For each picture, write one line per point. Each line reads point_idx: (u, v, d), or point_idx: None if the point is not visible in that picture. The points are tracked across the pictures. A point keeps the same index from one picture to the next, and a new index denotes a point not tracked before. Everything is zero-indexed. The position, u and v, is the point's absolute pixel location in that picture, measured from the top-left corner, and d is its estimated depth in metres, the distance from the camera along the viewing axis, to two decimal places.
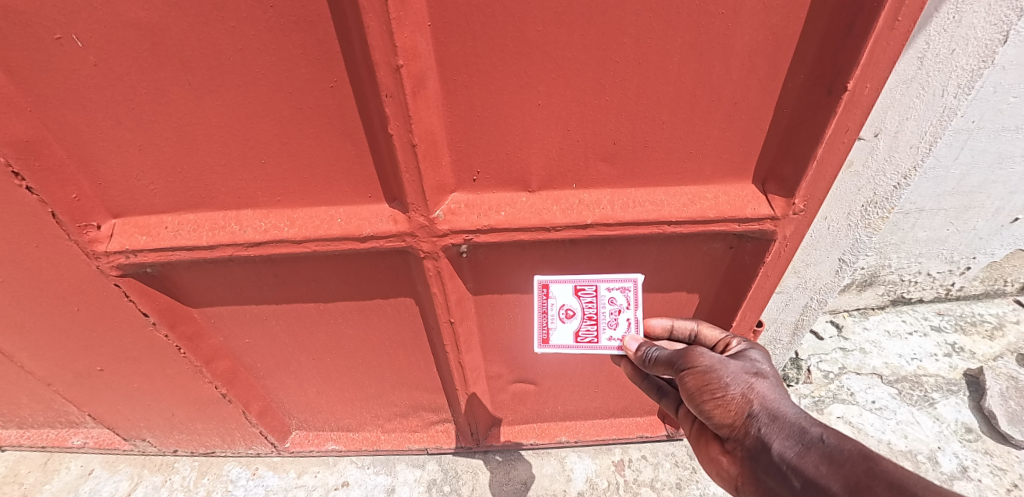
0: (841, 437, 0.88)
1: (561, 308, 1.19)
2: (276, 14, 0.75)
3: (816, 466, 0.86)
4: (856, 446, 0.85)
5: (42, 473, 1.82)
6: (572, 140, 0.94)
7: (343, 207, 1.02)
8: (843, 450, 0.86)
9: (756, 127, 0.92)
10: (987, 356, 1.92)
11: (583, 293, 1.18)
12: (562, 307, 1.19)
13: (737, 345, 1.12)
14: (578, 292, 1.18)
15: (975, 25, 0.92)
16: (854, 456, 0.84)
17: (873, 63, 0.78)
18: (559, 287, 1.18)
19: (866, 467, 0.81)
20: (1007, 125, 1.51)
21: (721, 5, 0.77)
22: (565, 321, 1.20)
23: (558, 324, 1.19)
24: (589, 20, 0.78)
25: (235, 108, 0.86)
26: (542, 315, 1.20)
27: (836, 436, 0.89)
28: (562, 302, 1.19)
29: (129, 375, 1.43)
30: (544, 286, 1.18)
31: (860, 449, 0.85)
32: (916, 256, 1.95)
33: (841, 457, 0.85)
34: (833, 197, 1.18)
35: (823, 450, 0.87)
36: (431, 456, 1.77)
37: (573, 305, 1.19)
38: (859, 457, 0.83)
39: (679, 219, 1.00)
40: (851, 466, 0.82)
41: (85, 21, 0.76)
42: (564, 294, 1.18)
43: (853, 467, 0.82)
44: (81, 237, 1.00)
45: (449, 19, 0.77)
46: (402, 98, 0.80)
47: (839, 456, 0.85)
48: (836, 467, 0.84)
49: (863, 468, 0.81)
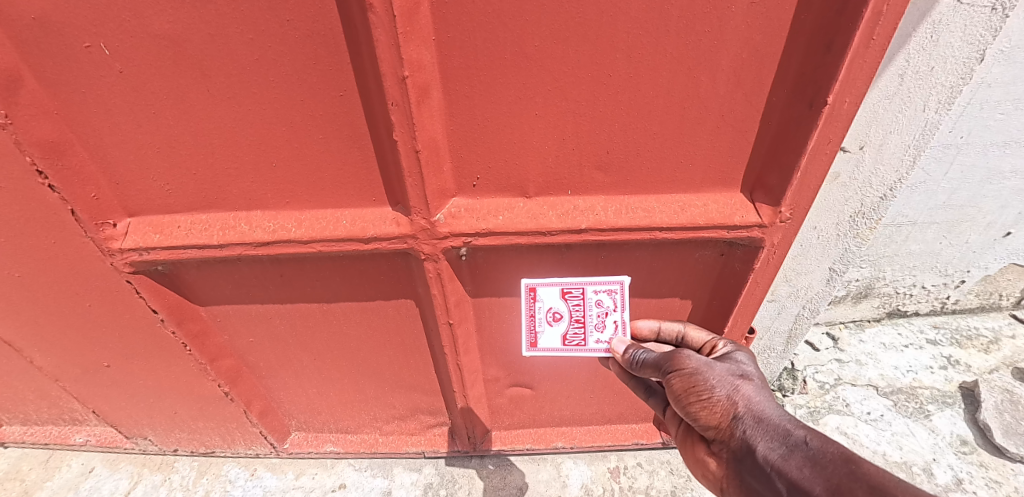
0: (825, 440, 0.91)
1: (549, 311, 1.22)
2: (292, 28, 0.80)
3: (800, 469, 0.89)
4: (838, 449, 0.88)
5: (44, 470, 1.84)
6: (568, 148, 0.98)
7: (348, 209, 1.06)
8: (825, 452, 0.89)
9: (743, 139, 0.97)
10: (983, 369, 1.93)
11: (570, 296, 1.21)
12: (549, 310, 1.22)
13: (723, 348, 1.16)
14: (565, 295, 1.21)
15: (952, 44, 0.96)
16: (836, 459, 0.87)
17: (851, 80, 0.83)
18: (546, 290, 1.20)
19: (848, 470, 0.84)
20: (995, 141, 1.54)
21: (707, 24, 0.82)
22: (553, 324, 1.22)
23: (545, 327, 1.22)
24: (583, 36, 0.84)
25: (249, 113, 0.91)
26: (530, 318, 1.23)
27: (819, 439, 0.91)
28: (550, 305, 1.22)
29: (134, 372, 1.46)
30: (531, 289, 1.20)
31: (842, 451, 0.88)
32: (910, 269, 1.97)
33: (824, 459, 0.87)
34: (820, 207, 1.22)
35: (806, 453, 0.90)
36: (428, 459, 1.79)
37: (561, 308, 1.22)
38: (841, 460, 0.86)
39: (671, 225, 1.04)
40: (834, 469, 0.85)
41: (115, 32, 0.82)
42: (551, 297, 1.21)
43: (835, 469, 0.85)
44: (98, 234, 1.05)
45: (452, 34, 0.82)
46: (407, 107, 0.85)
47: (822, 459, 0.88)
48: (819, 469, 0.87)
49: (846, 471, 0.84)
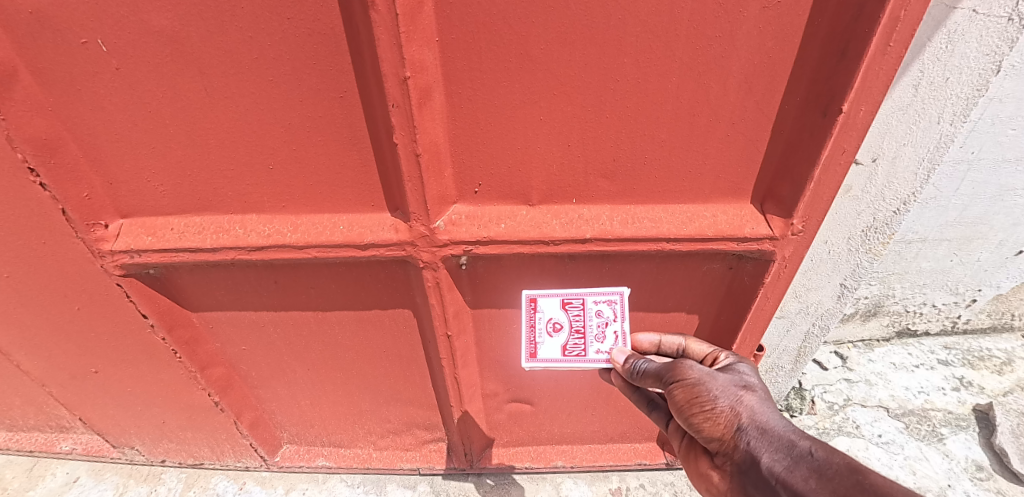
0: (830, 450, 0.86)
1: (549, 322, 1.19)
2: (292, 26, 0.78)
3: (804, 481, 0.84)
4: (845, 460, 0.84)
5: (26, 479, 1.79)
6: (573, 156, 0.96)
7: (346, 215, 1.04)
8: (831, 463, 0.84)
9: (755, 148, 0.94)
10: (997, 392, 1.87)
11: (570, 306, 1.18)
12: (550, 321, 1.19)
13: (724, 359, 1.12)
14: (566, 306, 1.18)
15: (968, 55, 0.94)
16: (842, 469, 0.82)
17: (866, 87, 0.80)
18: (547, 300, 1.18)
19: (855, 481, 0.79)
20: (1007, 157, 1.51)
21: (718, 28, 0.80)
22: (552, 336, 1.19)
23: (545, 338, 1.19)
24: (590, 40, 0.81)
25: (247, 113, 0.89)
26: (529, 329, 1.19)
27: (825, 449, 0.87)
28: (550, 316, 1.19)
29: (123, 379, 1.42)
30: (532, 300, 1.18)
31: (849, 462, 0.83)
32: (921, 286, 1.93)
33: (830, 470, 0.83)
34: (832, 220, 1.20)
35: (811, 464, 0.86)
36: (422, 477, 1.73)
37: (561, 319, 1.19)
38: (848, 470, 0.82)
39: (679, 236, 1.01)
40: (840, 480, 0.81)
41: (112, 28, 0.80)
42: (552, 307, 1.18)
43: (841, 480, 0.80)
44: (88, 235, 1.03)
45: (456, 35, 0.80)
46: (408, 109, 0.82)
47: (827, 470, 0.83)
48: (825, 481, 0.82)
49: (852, 482, 0.79)
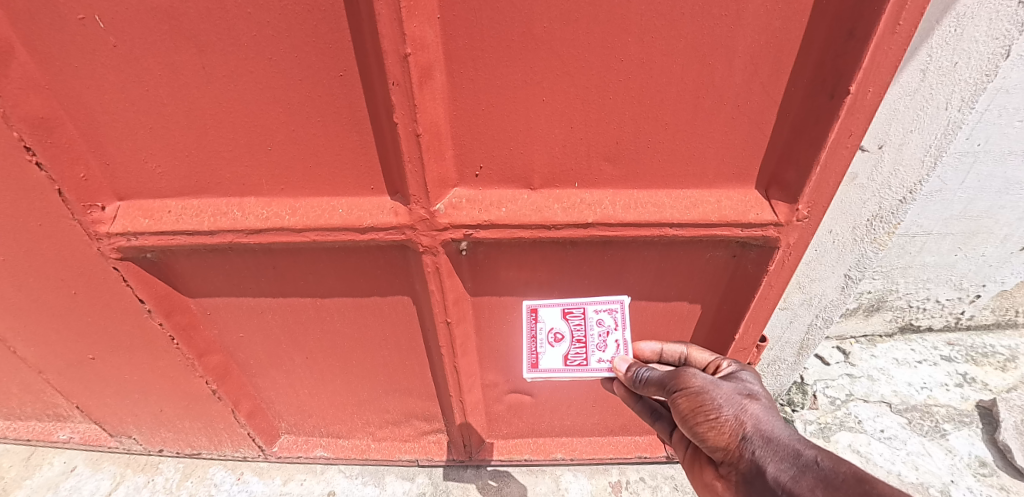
0: (836, 460, 0.85)
1: (550, 332, 1.24)
2: (291, 2, 0.77)
3: (811, 491, 0.82)
4: (852, 469, 0.82)
5: (24, 468, 1.78)
6: (576, 138, 0.95)
7: (345, 198, 1.02)
8: (838, 473, 0.82)
9: (759, 132, 0.93)
10: (1000, 388, 1.86)
11: (571, 316, 1.23)
12: (551, 331, 1.24)
13: (728, 367, 1.10)
14: (566, 315, 1.23)
15: (976, 39, 0.93)
16: (849, 479, 0.80)
17: (874, 68, 0.79)
18: (548, 311, 1.23)
19: (862, 490, 0.78)
20: (1014, 149, 1.49)
21: (725, 8, 0.79)
22: (554, 346, 1.23)
23: (546, 348, 1.23)
24: (593, 18, 0.80)
25: (245, 92, 0.88)
26: (531, 339, 1.24)
27: (831, 459, 0.85)
28: (551, 325, 1.23)
29: (121, 366, 1.41)
30: (533, 310, 1.23)
31: (856, 472, 0.82)
32: (923, 281, 1.92)
33: (837, 480, 0.81)
34: (837, 209, 1.18)
35: (817, 473, 0.84)
36: (421, 468, 1.72)
37: (562, 329, 1.23)
38: (854, 480, 0.80)
39: (682, 221, 1.00)
40: (848, 490, 0.79)
41: (109, 4, 0.79)
42: (552, 317, 1.23)
43: (850, 490, 0.78)
44: (85, 216, 1.01)
45: (458, 11, 0.79)
46: (408, 87, 0.81)
47: (834, 480, 0.81)
48: (832, 490, 0.80)
49: (860, 491, 0.77)
